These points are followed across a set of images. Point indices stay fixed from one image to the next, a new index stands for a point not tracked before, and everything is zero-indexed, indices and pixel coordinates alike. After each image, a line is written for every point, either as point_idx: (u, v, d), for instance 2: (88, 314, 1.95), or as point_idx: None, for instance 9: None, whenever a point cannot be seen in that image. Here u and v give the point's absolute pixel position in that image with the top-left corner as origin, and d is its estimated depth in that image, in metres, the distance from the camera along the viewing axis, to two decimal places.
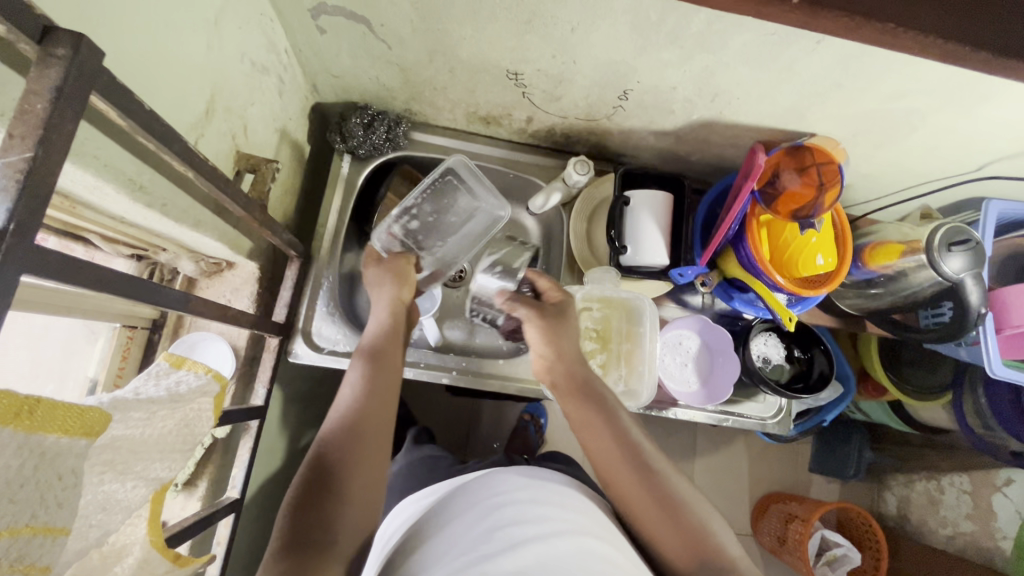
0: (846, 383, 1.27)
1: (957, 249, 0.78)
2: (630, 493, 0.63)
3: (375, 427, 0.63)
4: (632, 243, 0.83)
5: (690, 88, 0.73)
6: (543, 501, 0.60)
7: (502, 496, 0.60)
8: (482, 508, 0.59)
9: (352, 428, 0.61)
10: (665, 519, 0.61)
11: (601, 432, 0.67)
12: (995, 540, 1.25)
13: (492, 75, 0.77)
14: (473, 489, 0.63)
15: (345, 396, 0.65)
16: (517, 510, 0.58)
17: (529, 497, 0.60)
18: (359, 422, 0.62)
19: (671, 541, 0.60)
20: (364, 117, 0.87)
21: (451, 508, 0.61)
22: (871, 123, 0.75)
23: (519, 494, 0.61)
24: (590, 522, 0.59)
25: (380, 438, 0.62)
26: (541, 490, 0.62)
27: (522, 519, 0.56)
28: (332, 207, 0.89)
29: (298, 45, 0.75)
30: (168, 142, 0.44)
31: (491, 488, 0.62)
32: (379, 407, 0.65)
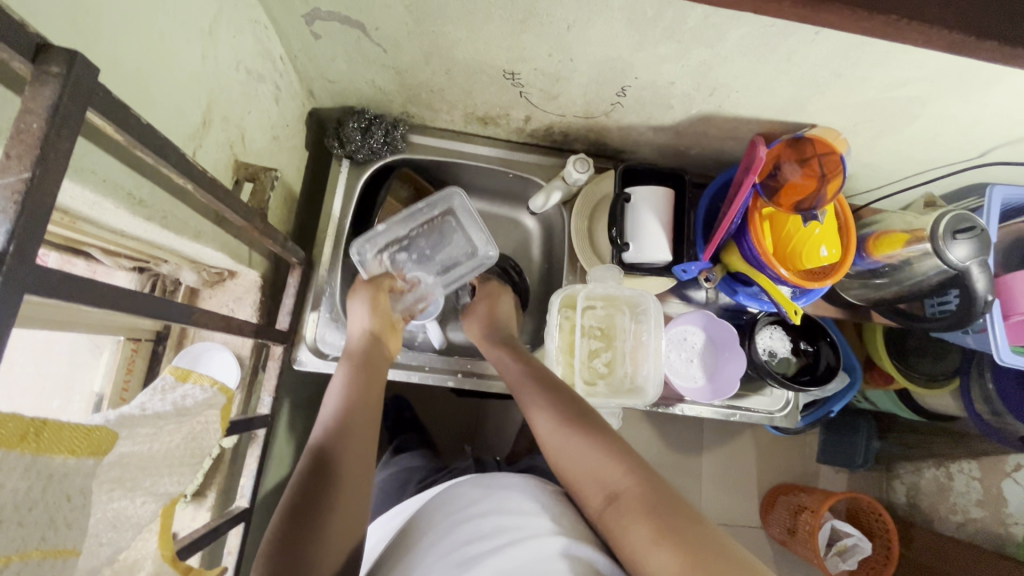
0: (853, 374, 1.27)
1: (962, 236, 0.77)
2: (569, 461, 0.64)
3: (365, 436, 0.65)
4: (635, 240, 0.82)
5: (688, 82, 0.73)
6: (503, 511, 0.62)
7: (465, 513, 0.63)
8: (448, 527, 0.62)
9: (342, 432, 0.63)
10: (598, 475, 0.61)
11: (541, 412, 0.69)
12: (1006, 526, 1.24)
13: (489, 76, 0.77)
14: (440, 510, 0.66)
15: (331, 405, 0.67)
16: (477, 523, 0.60)
17: (489, 509, 0.63)
18: (348, 428, 0.64)
19: (603, 495, 0.60)
20: (361, 122, 0.86)
21: (421, 534, 0.64)
22: (873, 112, 0.74)
23: (480, 507, 0.63)
24: (556, 523, 0.61)
25: (369, 445, 0.65)
26: (501, 498, 0.65)
27: (480, 536, 0.58)
28: (332, 213, 0.89)
29: (293, 51, 0.75)
30: (166, 155, 0.43)
31: (456, 505, 0.65)
32: (370, 416, 0.67)
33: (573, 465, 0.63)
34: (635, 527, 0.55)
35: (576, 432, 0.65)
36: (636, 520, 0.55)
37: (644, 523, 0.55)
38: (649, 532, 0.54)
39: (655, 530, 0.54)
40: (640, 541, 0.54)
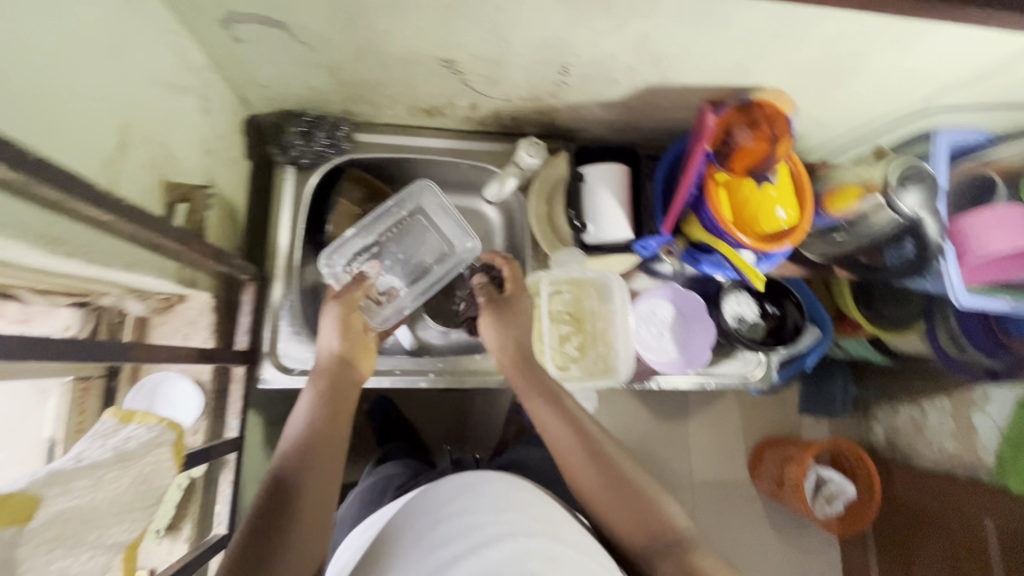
0: (824, 327, 1.29)
1: (912, 185, 0.80)
2: (592, 491, 0.65)
3: (329, 461, 0.64)
4: (593, 221, 0.82)
5: (630, 55, 0.71)
6: (475, 510, 0.64)
7: (436, 513, 0.65)
8: (418, 529, 0.64)
9: (304, 459, 0.62)
10: (631, 518, 0.63)
11: (560, 433, 0.69)
12: (977, 454, 1.29)
13: (427, 66, 0.74)
14: (411, 512, 0.68)
15: (296, 428, 0.66)
16: (453, 524, 0.62)
17: (460, 509, 0.65)
18: (311, 455, 0.63)
19: (635, 530, 0.62)
20: (301, 125, 0.83)
21: (395, 536, 0.66)
22: (816, 70, 0.74)
23: (449, 507, 0.65)
24: (529, 521, 0.63)
25: (330, 470, 0.63)
26: (471, 496, 0.67)
27: (450, 538, 0.60)
28: (282, 223, 0.85)
29: (217, 59, 0.71)
30: (73, 189, 0.41)
31: (427, 506, 0.67)
32: (332, 441, 0.66)
33: (602, 499, 0.65)
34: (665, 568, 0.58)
35: (602, 468, 0.66)
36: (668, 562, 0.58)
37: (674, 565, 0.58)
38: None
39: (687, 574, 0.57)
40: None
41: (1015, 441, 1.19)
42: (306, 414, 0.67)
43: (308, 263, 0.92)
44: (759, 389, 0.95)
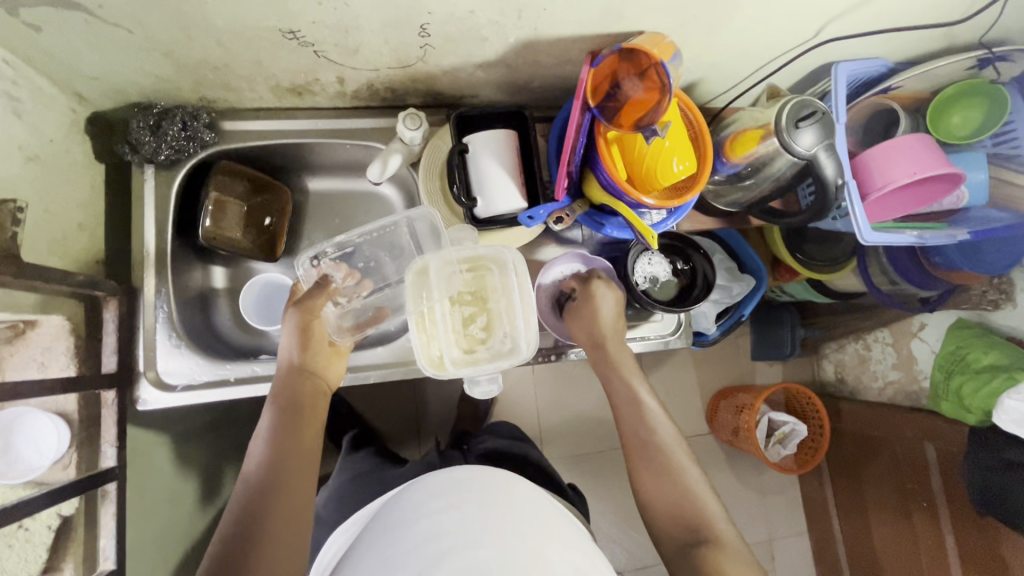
0: (760, 275, 1.28)
1: (806, 123, 0.75)
2: (655, 489, 0.71)
3: (287, 496, 0.64)
4: (481, 194, 0.77)
5: (489, 8, 0.65)
6: (463, 506, 0.62)
7: (420, 509, 0.63)
8: (402, 524, 0.62)
9: (263, 494, 0.64)
10: (678, 516, 0.68)
11: (635, 436, 0.75)
12: (919, 382, 1.31)
13: (270, 40, 0.66)
14: (395, 508, 0.66)
15: (254, 465, 0.67)
16: (433, 521, 0.61)
17: (441, 505, 0.63)
18: (272, 486, 0.65)
19: (670, 517, 0.69)
20: (149, 119, 0.75)
21: (379, 530, 0.64)
22: (692, 9, 0.69)
23: (434, 502, 0.63)
24: (516, 521, 0.61)
25: (294, 504, 0.64)
26: (461, 492, 0.65)
27: (438, 533, 0.59)
28: (148, 228, 0.78)
29: (21, 51, 0.62)
30: None
31: (414, 501, 0.65)
32: (290, 474, 0.66)
33: (658, 490, 0.71)
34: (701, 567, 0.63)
35: (666, 467, 0.71)
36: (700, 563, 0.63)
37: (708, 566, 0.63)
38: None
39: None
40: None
41: (946, 365, 1.14)
42: (268, 444, 0.68)
43: (190, 268, 0.85)
44: (681, 347, 0.93)
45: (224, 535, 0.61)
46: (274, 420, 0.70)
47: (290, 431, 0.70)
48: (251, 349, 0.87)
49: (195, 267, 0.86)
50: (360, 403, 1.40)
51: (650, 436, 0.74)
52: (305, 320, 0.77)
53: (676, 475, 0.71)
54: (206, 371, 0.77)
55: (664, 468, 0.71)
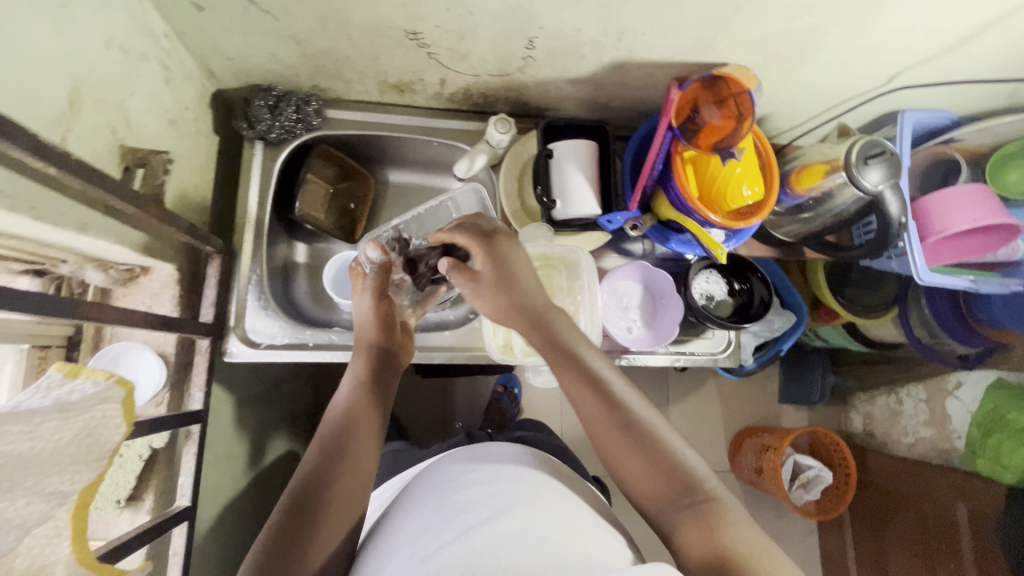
0: (802, 314, 1.29)
1: (875, 161, 0.79)
2: (620, 454, 0.60)
3: (364, 447, 0.67)
4: (561, 197, 0.82)
5: (594, 28, 0.71)
6: (499, 482, 0.63)
7: (458, 482, 0.64)
8: (440, 495, 0.63)
9: (340, 443, 0.66)
10: (652, 477, 0.58)
11: (591, 410, 0.63)
12: (951, 441, 1.26)
13: (392, 39, 0.74)
14: (430, 484, 0.68)
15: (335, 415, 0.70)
16: (472, 492, 0.61)
17: (482, 478, 0.64)
18: (350, 436, 0.67)
19: (654, 486, 0.58)
20: (268, 99, 0.82)
21: (415, 503, 0.65)
22: (779, 46, 0.74)
23: (472, 478, 0.64)
24: (549, 497, 0.62)
25: (366, 454, 0.67)
26: (496, 470, 0.66)
27: (475, 503, 0.59)
28: (251, 197, 0.85)
29: (179, 27, 0.70)
30: (7, 135, 0.40)
31: (450, 478, 0.66)
32: (365, 429, 0.69)
33: (623, 456, 0.60)
34: (687, 531, 0.54)
35: (627, 429, 0.61)
36: (688, 525, 0.54)
37: (695, 529, 0.54)
38: (700, 539, 0.53)
39: (706, 538, 0.53)
40: (691, 545, 0.53)
41: (985, 422, 1.13)
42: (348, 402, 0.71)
43: (278, 240, 0.92)
44: (729, 367, 0.96)
45: (301, 483, 0.62)
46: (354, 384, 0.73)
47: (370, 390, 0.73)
48: (325, 321, 0.93)
49: (280, 240, 0.92)
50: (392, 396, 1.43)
51: (603, 401, 0.63)
52: (381, 293, 0.79)
53: (643, 433, 0.60)
54: (289, 334, 0.83)
55: (628, 430, 0.61)
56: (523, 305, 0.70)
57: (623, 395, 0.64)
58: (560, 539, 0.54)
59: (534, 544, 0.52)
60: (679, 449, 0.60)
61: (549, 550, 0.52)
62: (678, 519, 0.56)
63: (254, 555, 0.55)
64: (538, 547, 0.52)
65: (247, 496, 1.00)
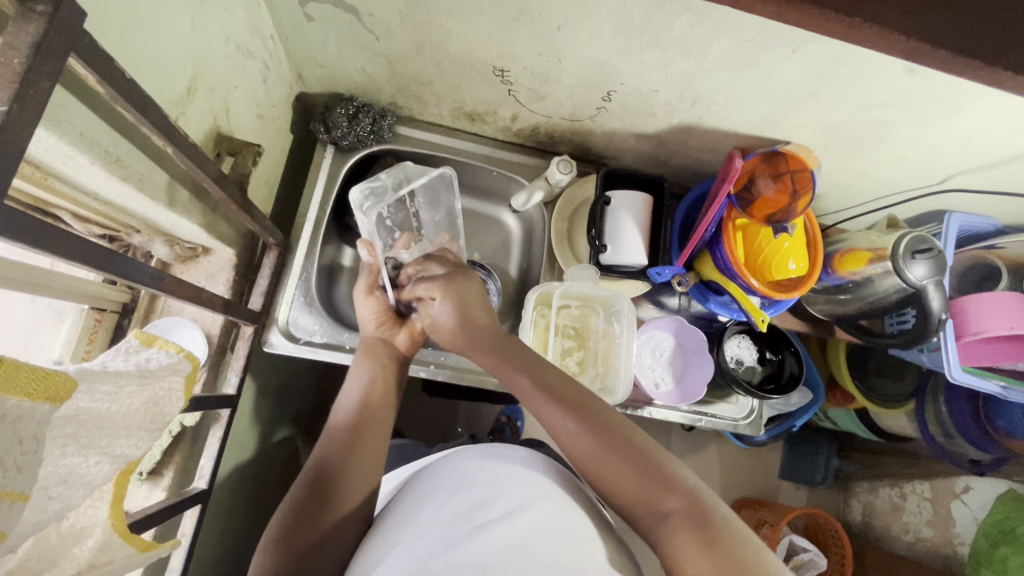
0: (817, 391, 1.20)
1: (921, 256, 0.81)
2: (605, 470, 0.58)
3: (376, 442, 0.68)
4: (612, 243, 0.85)
5: (671, 91, 0.75)
6: (509, 484, 0.59)
7: (467, 479, 0.60)
8: (446, 492, 0.59)
9: (358, 434, 0.67)
10: (640, 489, 0.56)
11: (567, 428, 0.61)
12: (953, 546, 1.18)
13: (479, 72, 0.77)
14: (441, 473, 0.64)
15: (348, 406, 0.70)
16: (480, 492, 0.57)
17: (491, 478, 0.59)
18: (359, 433, 0.67)
19: (645, 497, 0.56)
20: (348, 108, 0.86)
21: (417, 500, 0.60)
22: (842, 133, 0.78)
23: (481, 476, 0.60)
24: (559, 505, 0.58)
25: (376, 451, 0.67)
26: (507, 469, 0.62)
27: (485, 503, 0.55)
28: (314, 197, 0.88)
29: (284, 32, 0.74)
30: (146, 113, 0.42)
31: (456, 473, 0.62)
32: (377, 426, 0.69)
33: (609, 472, 0.58)
34: (682, 542, 0.51)
35: (612, 443, 0.59)
36: (681, 535, 0.52)
37: (690, 537, 0.51)
38: (696, 550, 0.50)
39: (703, 548, 0.50)
40: (688, 559, 0.50)
41: (991, 533, 1.08)
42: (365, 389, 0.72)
43: (329, 242, 0.93)
44: (747, 435, 0.97)
45: (321, 457, 0.64)
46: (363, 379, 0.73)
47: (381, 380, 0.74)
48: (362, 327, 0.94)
49: (332, 242, 0.95)
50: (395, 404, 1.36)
51: (580, 420, 0.61)
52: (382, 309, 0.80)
53: (628, 443, 0.59)
54: (327, 334, 0.85)
55: (606, 441, 0.59)
56: (478, 336, 0.73)
57: (600, 411, 0.62)
58: (570, 546, 0.52)
59: (542, 550, 0.50)
60: (660, 454, 0.59)
61: (557, 557, 0.50)
62: (674, 531, 0.53)
63: (271, 537, 0.57)
64: (545, 550, 0.50)
65: (249, 488, 0.98)
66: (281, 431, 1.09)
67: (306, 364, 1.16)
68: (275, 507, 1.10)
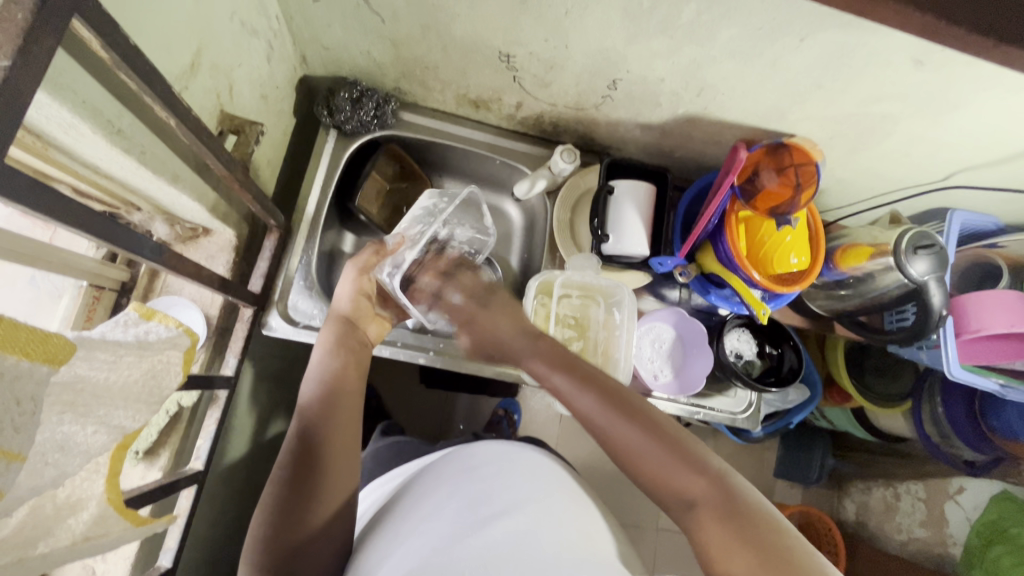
0: (814, 388, 1.20)
1: (923, 252, 0.80)
2: (638, 457, 0.58)
3: (348, 417, 0.66)
4: (614, 233, 0.84)
5: (678, 80, 0.74)
6: (513, 480, 0.58)
7: (471, 473, 0.60)
8: (450, 486, 0.58)
9: (329, 407, 0.65)
10: (670, 476, 0.56)
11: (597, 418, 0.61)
12: (946, 547, 1.19)
13: (484, 57, 0.77)
14: (443, 469, 0.63)
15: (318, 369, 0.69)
16: (483, 488, 0.57)
17: (495, 473, 0.59)
18: (330, 411, 0.65)
19: (676, 484, 0.56)
20: (352, 92, 0.85)
21: (421, 493, 0.60)
22: (848, 126, 0.78)
23: (485, 470, 0.60)
24: (564, 500, 0.57)
25: (348, 427, 0.65)
26: (511, 464, 0.61)
27: (487, 498, 0.55)
28: (315, 181, 0.88)
29: (290, 12, 0.74)
30: (150, 82, 0.42)
31: (460, 466, 0.62)
32: (345, 407, 0.66)
33: (638, 460, 0.58)
34: (714, 528, 0.52)
35: (645, 432, 0.58)
36: (714, 521, 0.52)
37: (720, 526, 0.52)
38: (728, 538, 0.51)
39: (737, 534, 0.50)
40: (721, 547, 0.51)
41: (985, 532, 1.09)
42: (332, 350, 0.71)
43: (330, 227, 0.93)
44: (745, 429, 0.96)
45: (301, 427, 0.64)
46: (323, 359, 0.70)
47: (355, 347, 0.73)
48: None
49: (332, 227, 0.94)
50: (391, 394, 1.36)
51: (611, 407, 0.61)
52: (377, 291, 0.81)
53: (660, 429, 0.59)
54: (326, 318, 0.85)
55: (638, 428, 0.59)
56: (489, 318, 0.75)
57: (626, 398, 0.62)
58: (572, 541, 0.52)
59: (544, 546, 0.50)
60: (687, 439, 0.59)
61: (559, 550, 0.49)
62: (709, 517, 0.53)
63: (264, 524, 0.58)
64: (546, 547, 0.49)
65: (244, 473, 0.98)
66: (277, 417, 1.08)
67: (303, 351, 1.16)
68: None
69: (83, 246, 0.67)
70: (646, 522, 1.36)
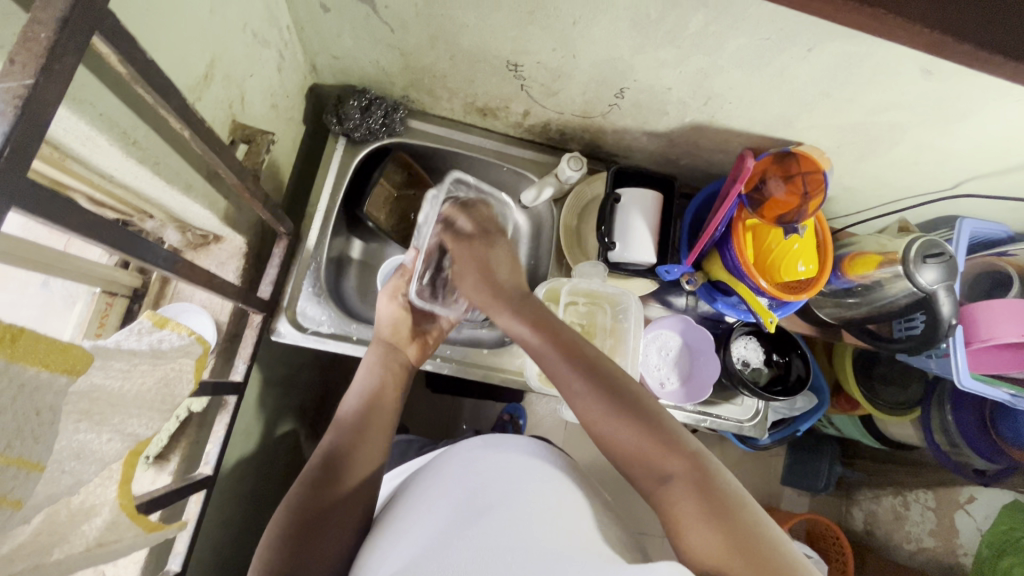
0: (822, 395, 1.19)
1: (932, 261, 0.80)
2: (613, 431, 0.58)
3: (381, 436, 0.69)
4: (621, 240, 0.85)
5: (685, 89, 0.75)
6: (512, 474, 0.58)
7: (470, 468, 0.60)
8: (448, 483, 0.59)
9: (360, 428, 0.68)
10: (645, 452, 0.56)
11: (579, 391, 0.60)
12: (956, 557, 1.17)
13: (492, 66, 0.77)
14: (443, 467, 0.63)
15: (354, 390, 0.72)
16: (482, 481, 0.57)
17: (494, 467, 0.60)
18: (361, 434, 0.67)
19: (649, 459, 0.56)
20: (361, 100, 0.86)
21: (421, 492, 0.60)
22: (856, 135, 0.78)
23: (483, 464, 0.60)
24: (562, 496, 0.57)
25: (377, 442, 0.68)
26: (511, 461, 0.61)
27: (485, 491, 0.55)
28: (324, 188, 0.89)
29: (300, 22, 0.75)
30: (165, 94, 0.43)
31: (460, 462, 0.62)
32: (378, 425, 0.69)
33: (614, 433, 0.58)
34: (685, 505, 0.52)
35: (620, 408, 0.58)
36: (686, 498, 0.52)
37: (695, 502, 0.51)
38: (700, 516, 0.50)
39: (707, 513, 0.50)
40: (689, 523, 0.51)
41: (996, 543, 1.07)
42: (370, 369, 0.74)
43: (338, 233, 0.94)
44: (752, 437, 0.96)
45: (327, 448, 0.65)
46: (365, 377, 0.73)
47: (389, 365, 0.75)
48: (368, 319, 0.94)
49: (341, 234, 0.95)
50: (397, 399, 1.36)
51: (589, 380, 0.60)
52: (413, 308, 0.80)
53: (636, 406, 0.58)
54: (335, 324, 0.85)
55: (613, 402, 0.58)
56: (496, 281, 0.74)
57: (612, 376, 0.61)
58: (571, 533, 0.51)
59: (544, 538, 0.49)
60: (669, 422, 0.58)
61: (562, 543, 0.49)
62: (680, 495, 0.53)
63: (284, 525, 0.58)
64: (548, 538, 0.49)
65: (252, 477, 0.98)
66: (284, 422, 1.09)
67: (310, 356, 1.16)
68: (277, 497, 1.10)
69: (95, 254, 0.68)
70: (652, 529, 1.35)
